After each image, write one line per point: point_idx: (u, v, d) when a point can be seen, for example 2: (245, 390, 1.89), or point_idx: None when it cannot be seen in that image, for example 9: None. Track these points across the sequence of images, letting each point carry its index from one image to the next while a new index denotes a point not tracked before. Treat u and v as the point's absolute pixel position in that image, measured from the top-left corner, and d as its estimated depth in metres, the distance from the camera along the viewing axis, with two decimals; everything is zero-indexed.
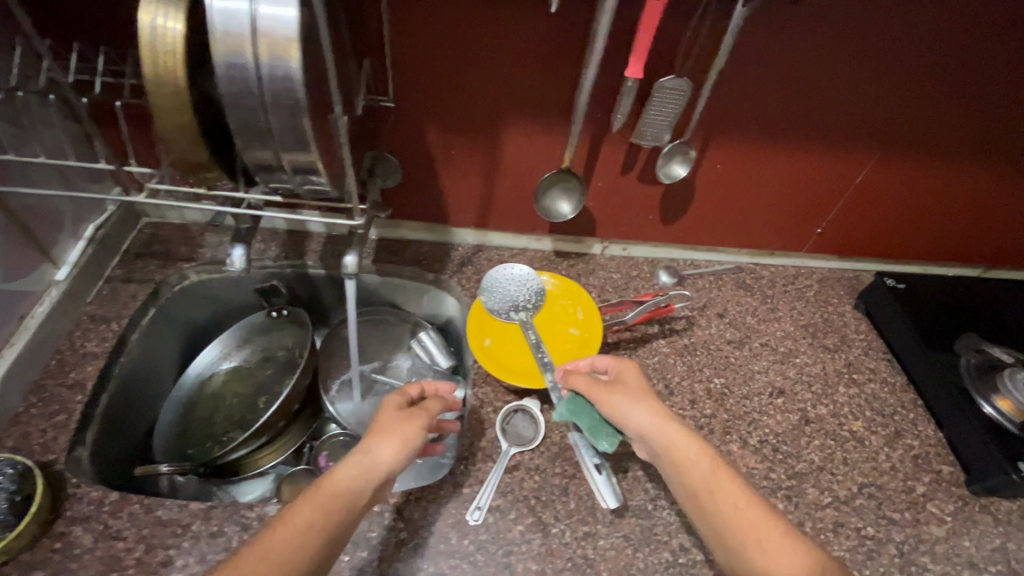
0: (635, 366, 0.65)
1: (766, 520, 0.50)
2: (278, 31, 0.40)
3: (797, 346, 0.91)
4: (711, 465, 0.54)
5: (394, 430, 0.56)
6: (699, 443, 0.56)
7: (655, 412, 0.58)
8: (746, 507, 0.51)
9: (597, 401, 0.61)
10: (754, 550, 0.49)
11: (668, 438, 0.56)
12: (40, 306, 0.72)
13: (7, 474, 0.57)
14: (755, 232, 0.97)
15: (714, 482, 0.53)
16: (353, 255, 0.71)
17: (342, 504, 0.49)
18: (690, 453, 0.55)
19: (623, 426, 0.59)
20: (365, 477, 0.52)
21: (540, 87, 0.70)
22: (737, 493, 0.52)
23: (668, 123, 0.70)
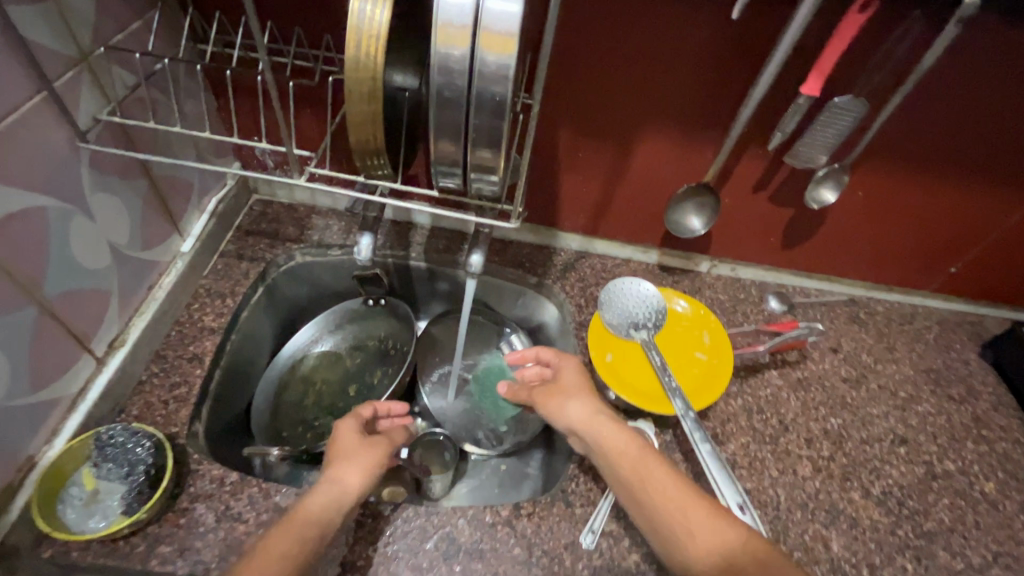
0: (571, 365, 0.70)
1: (687, 495, 0.52)
2: (500, 26, 0.38)
3: (918, 392, 0.83)
4: (639, 449, 0.58)
5: (347, 454, 0.60)
6: (625, 431, 0.60)
7: (587, 407, 0.64)
8: (667, 483, 0.54)
9: (540, 401, 0.68)
10: (681, 530, 0.50)
11: (600, 430, 0.61)
12: (167, 277, 0.71)
13: (144, 446, 0.57)
14: (880, 266, 0.89)
15: (634, 464, 0.56)
16: (479, 254, 0.70)
17: (312, 527, 0.52)
18: (615, 440, 0.59)
19: (562, 422, 0.65)
20: (339, 497, 0.56)
21: (693, 97, 0.66)
22: (660, 474, 0.55)
23: (828, 144, 0.66)
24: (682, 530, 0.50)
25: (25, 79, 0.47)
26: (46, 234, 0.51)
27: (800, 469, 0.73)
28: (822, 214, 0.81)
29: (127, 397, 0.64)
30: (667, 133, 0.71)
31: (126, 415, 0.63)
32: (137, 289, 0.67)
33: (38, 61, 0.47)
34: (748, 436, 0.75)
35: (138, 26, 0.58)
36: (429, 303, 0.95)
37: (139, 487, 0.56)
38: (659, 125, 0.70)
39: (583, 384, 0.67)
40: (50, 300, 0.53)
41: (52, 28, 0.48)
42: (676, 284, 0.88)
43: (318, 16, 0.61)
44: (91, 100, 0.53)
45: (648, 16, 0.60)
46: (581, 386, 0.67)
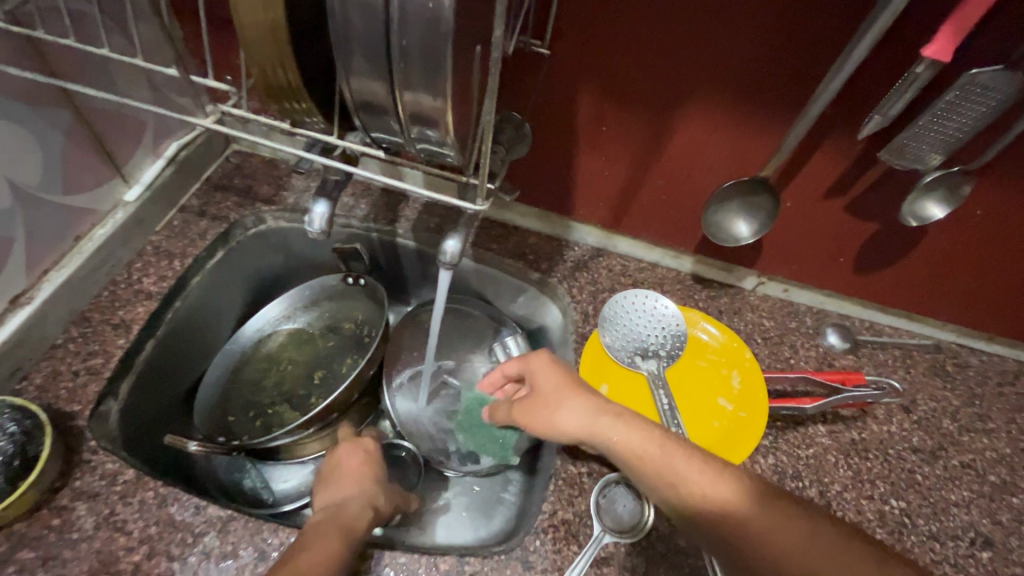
0: (546, 355, 0.54)
1: (723, 484, 0.42)
2: None
3: (1014, 480, 0.64)
4: (659, 440, 0.45)
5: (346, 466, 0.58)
6: (633, 420, 0.47)
7: (584, 405, 0.50)
8: (696, 475, 0.43)
9: (528, 421, 0.53)
10: (732, 527, 0.41)
11: (607, 432, 0.47)
12: (101, 228, 0.61)
13: (9, 432, 0.47)
14: (983, 309, 0.69)
15: (654, 460, 0.44)
16: (456, 239, 0.56)
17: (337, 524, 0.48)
18: (626, 434, 0.46)
19: (561, 437, 0.51)
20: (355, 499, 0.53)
21: (762, 55, 0.49)
22: (689, 466, 0.43)
23: (948, 142, 0.47)
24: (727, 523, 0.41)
25: None
26: None
27: None
28: (917, 235, 0.61)
29: (33, 363, 0.55)
30: (721, 103, 0.54)
31: (27, 384, 0.54)
32: (58, 239, 0.58)
33: None
34: None
35: None
36: (419, 288, 0.82)
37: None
38: (712, 92, 0.53)
39: (568, 381, 0.52)
40: None
41: None
42: (710, 300, 0.70)
43: None
44: None
45: None
46: (567, 381, 0.52)
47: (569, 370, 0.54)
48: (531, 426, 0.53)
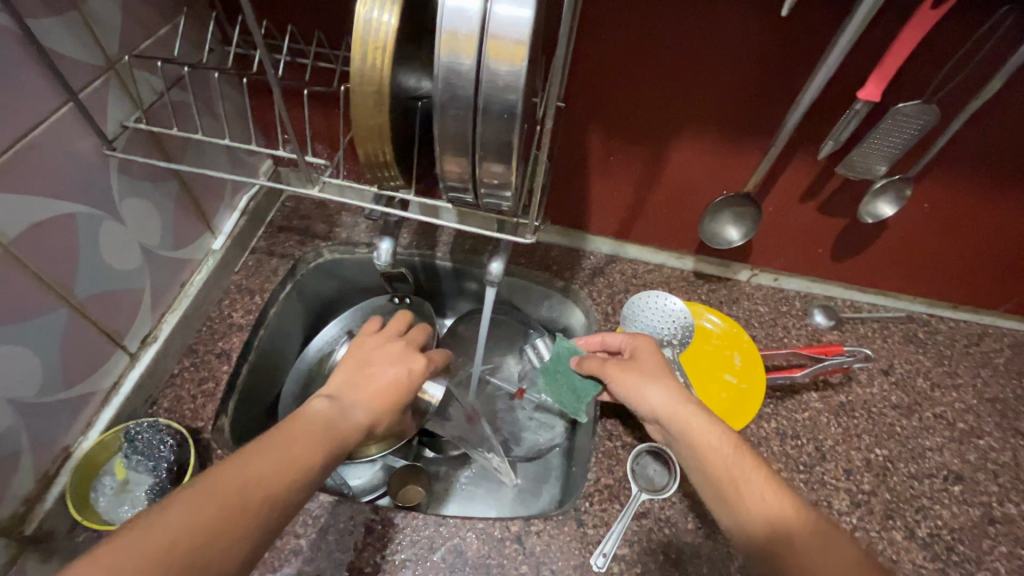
0: (652, 344, 0.64)
1: (777, 490, 0.48)
2: (508, 33, 0.35)
3: (980, 425, 0.75)
4: (732, 444, 0.52)
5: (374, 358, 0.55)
6: (712, 421, 0.54)
7: (671, 393, 0.57)
8: (756, 476, 0.49)
9: (618, 384, 0.61)
10: (767, 520, 0.46)
11: (684, 419, 0.54)
12: (198, 274, 0.73)
13: (166, 444, 0.58)
14: (943, 283, 0.81)
15: (721, 454, 0.51)
16: (499, 261, 0.67)
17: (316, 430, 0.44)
18: (704, 426, 0.53)
19: (639, 408, 0.58)
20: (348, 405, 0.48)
21: (739, 98, 0.60)
22: (752, 471, 0.49)
23: (890, 154, 0.59)
24: (765, 513, 0.46)
25: (49, 88, 0.47)
26: (75, 238, 0.52)
27: (835, 502, 0.67)
28: (879, 228, 0.73)
29: (159, 390, 0.67)
30: (707, 135, 0.65)
31: (158, 407, 0.66)
32: (170, 287, 0.69)
33: (62, 69, 0.47)
34: (780, 463, 0.70)
35: (166, 28, 0.58)
36: (456, 301, 0.94)
37: (163, 483, 0.56)
38: (700, 127, 0.65)
39: (666, 370, 0.60)
40: (83, 301, 0.55)
41: (76, 34, 0.48)
42: (712, 293, 0.82)
43: (342, 14, 0.59)
44: (118, 106, 0.54)
45: (685, 10, 0.54)
46: (663, 370, 0.60)
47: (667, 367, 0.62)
48: (616, 388, 0.61)
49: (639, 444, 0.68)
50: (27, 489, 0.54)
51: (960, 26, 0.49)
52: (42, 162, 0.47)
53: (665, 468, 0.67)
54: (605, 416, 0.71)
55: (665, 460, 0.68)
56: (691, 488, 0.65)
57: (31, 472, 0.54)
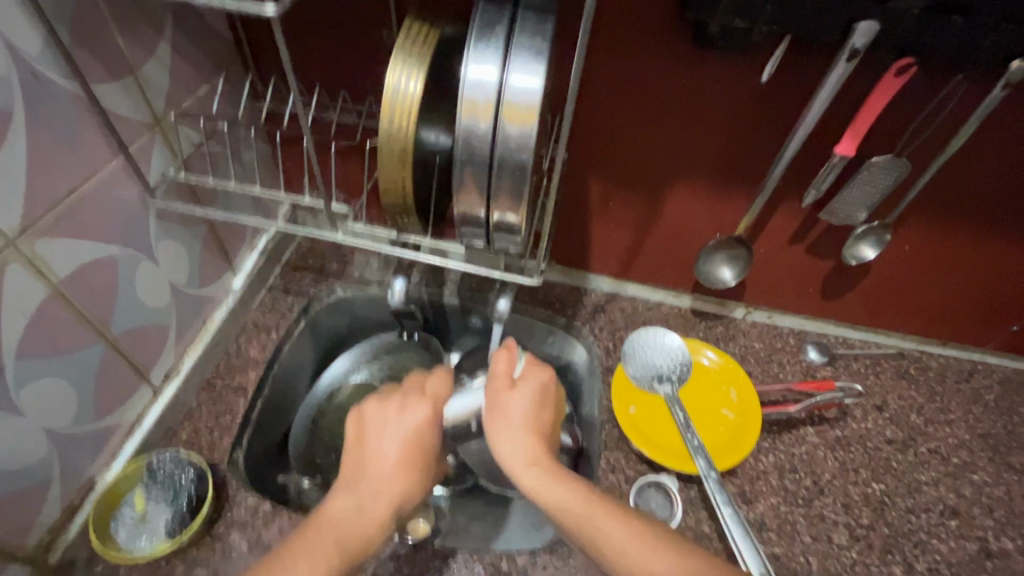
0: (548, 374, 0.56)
1: (636, 542, 0.45)
2: (521, 100, 0.40)
3: (974, 459, 0.77)
4: (582, 496, 0.49)
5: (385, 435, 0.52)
6: (558, 476, 0.49)
7: (523, 445, 0.51)
8: (618, 530, 0.46)
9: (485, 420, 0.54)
10: (623, 564, 0.45)
11: (530, 480, 0.49)
12: (218, 311, 0.77)
13: (188, 475, 0.61)
14: (929, 320, 0.84)
15: (578, 517, 0.47)
16: (506, 299, 0.72)
17: (347, 543, 0.47)
18: (558, 485, 0.49)
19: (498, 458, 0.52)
20: (380, 504, 0.49)
21: (728, 152, 0.66)
22: (610, 522, 0.47)
23: (867, 201, 0.64)
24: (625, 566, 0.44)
25: (105, 145, 0.52)
26: (116, 278, 0.56)
27: (835, 537, 0.69)
28: (865, 268, 0.78)
29: (178, 423, 0.69)
30: (699, 183, 0.70)
31: (176, 440, 0.68)
32: (193, 322, 0.72)
33: (117, 128, 0.53)
34: (779, 497, 0.72)
35: (206, 88, 0.64)
36: (462, 337, 0.96)
37: (183, 512, 0.60)
38: (692, 176, 0.70)
39: (533, 417, 0.53)
40: (116, 337, 0.58)
41: (131, 96, 0.54)
42: (708, 330, 0.86)
43: (365, 74, 0.65)
44: (161, 158, 0.59)
45: (674, 73, 0.60)
46: (524, 417, 0.53)
47: (547, 401, 0.55)
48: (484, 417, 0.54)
49: (641, 477, 0.69)
50: (53, 519, 0.56)
51: (923, 92, 0.54)
52: (94, 210, 0.52)
53: (667, 502, 0.68)
54: (607, 451, 0.73)
55: (667, 494, 0.69)
56: (694, 523, 0.67)
57: (58, 502, 0.56)
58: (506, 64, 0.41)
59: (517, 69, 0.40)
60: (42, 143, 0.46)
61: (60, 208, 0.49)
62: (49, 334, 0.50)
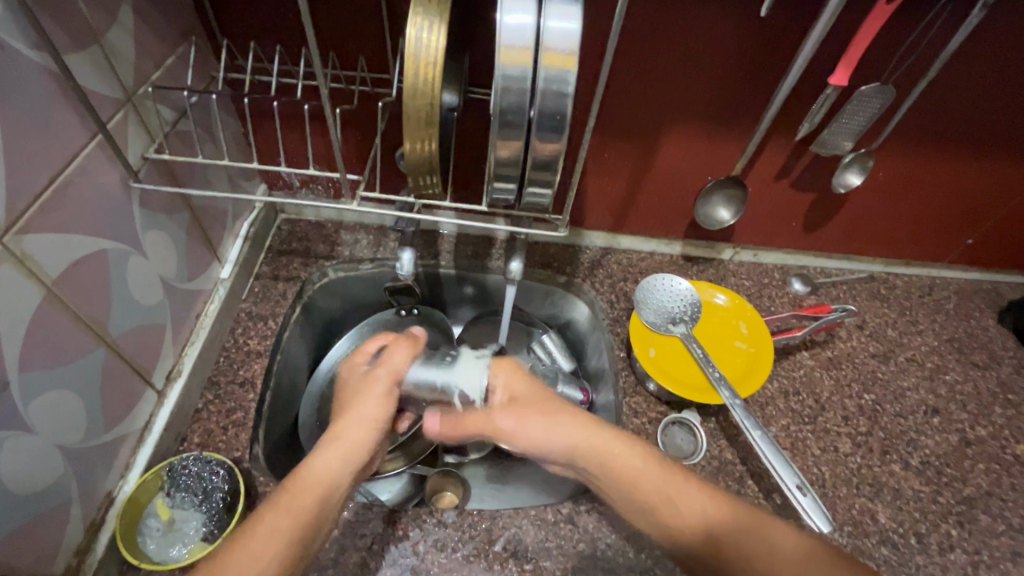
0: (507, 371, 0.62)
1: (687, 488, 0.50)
2: (561, 44, 0.39)
3: (945, 362, 0.85)
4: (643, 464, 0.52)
5: (371, 408, 0.56)
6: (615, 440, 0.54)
7: (573, 435, 0.55)
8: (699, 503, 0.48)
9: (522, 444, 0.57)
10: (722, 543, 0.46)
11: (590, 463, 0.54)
12: (210, 304, 0.71)
13: (219, 475, 0.58)
14: (897, 242, 0.91)
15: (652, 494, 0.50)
16: (519, 260, 0.71)
17: (322, 495, 0.48)
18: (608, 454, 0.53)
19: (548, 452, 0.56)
20: (351, 462, 0.51)
21: (726, 92, 0.67)
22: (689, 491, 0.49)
23: (853, 129, 0.69)
24: (669, 512, 0.49)
25: (81, 124, 0.47)
26: (106, 276, 0.51)
27: (840, 446, 0.75)
28: (843, 198, 0.82)
29: (187, 426, 0.64)
30: (694, 126, 0.71)
31: (189, 444, 0.63)
32: (186, 319, 0.67)
33: (92, 104, 0.47)
34: (787, 418, 0.77)
35: (172, 57, 0.57)
36: (459, 308, 0.94)
37: (218, 513, 0.56)
38: (690, 122, 0.71)
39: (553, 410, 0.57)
40: (116, 340, 0.54)
41: (98, 68, 0.48)
42: (701, 273, 0.89)
43: (348, 31, 0.60)
44: (137, 139, 0.53)
45: (675, 14, 0.60)
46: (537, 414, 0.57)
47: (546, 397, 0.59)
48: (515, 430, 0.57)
49: (663, 417, 0.72)
50: (78, 541, 0.52)
51: (911, 17, 0.58)
52: (77, 200, 0.47)
53: (691, 436, 0.72)
54: (627, 398, 0.75)
55: (690, 428, 0.72)
56: (718, 452, 0.70)
57: (80, 522, 0.52)
58: (542, 7, 0.39)
59: (554, 11, 0.39)
60: (15, 127, 0.41)
61: (41, 199, 0.44)
62: (48, 342, 0.46)
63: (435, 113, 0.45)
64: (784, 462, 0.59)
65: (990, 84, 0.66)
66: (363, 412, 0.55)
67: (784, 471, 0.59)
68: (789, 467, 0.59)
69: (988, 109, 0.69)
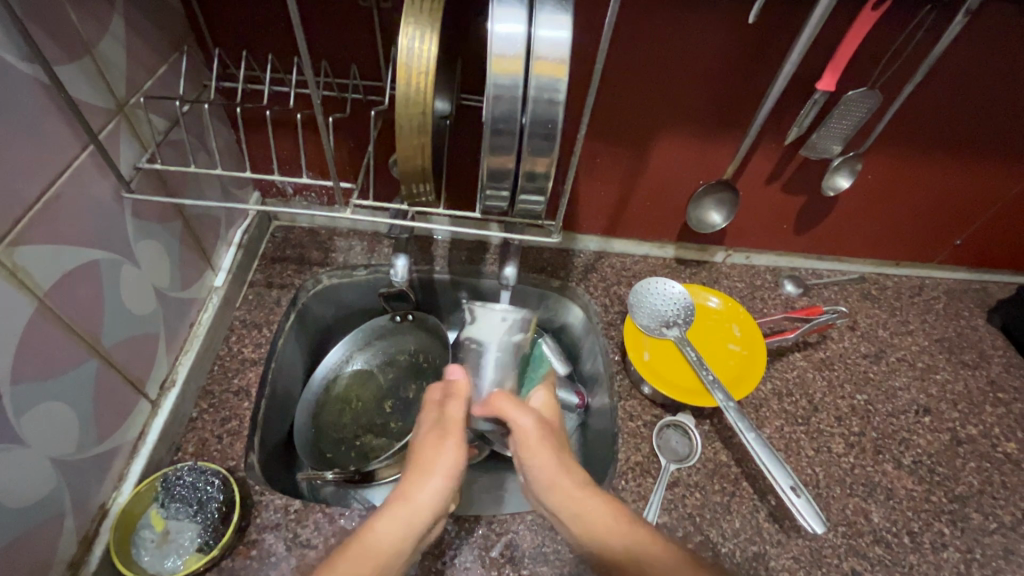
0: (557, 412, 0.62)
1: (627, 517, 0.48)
2: (551, 53, 0.40)
3: (935, 362, 0.86)
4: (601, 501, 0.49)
5: (443, 467, 0.50)
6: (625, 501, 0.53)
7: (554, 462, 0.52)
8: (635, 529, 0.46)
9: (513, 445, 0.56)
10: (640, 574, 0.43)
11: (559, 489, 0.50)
12: (204, 313, 0.71)
13: (214, 484, 0.58)
14: (887, 244, 0.92)
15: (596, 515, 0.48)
16: (512, 266, 0.71)
17: (376, 574, 0.43)
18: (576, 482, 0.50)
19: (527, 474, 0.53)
20: (415, 532, 0.46)
21: (716, 98, 0.68)
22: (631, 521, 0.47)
23: (841, 133, 0.69)
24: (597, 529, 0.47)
25: (72, 135, 0.47)
26: (99, 286, 0.51)
27: (833, 446, 0.76)
28: (833, 200, 0.83)
29: (181, 436, 0.64)
30: (685, 131, 0.72)
31: (183, 453, 0.63)
32: (179, 327, 0.67)
33: (84, 115, 0.47)
34: (781, 419, 0.77)
35: (164, 67, 0.57)
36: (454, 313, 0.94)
37: (213, 524, 0.56)
38: (681, 127, 0.71)
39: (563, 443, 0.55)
40: (109, 350, 0.54)
41: (90, 79, 0.48)
42: (694, 276, 0.90)
43: (340, 40, 0.60)
44: (129, 149, 0.53)
45: (664, 21, 0.60)
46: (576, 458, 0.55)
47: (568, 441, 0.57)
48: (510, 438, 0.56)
49: (659, 420, 0.72)
50: (71, 553, 0.52)
51: (895, 23, 0.59)
52: (69, 210, 0.47)
53: (685, 438, 0.73)
54: (622, 401, 0.75)
55: (685, 431, 0.73)
56: (713, 455, 0.70)
57: (73, 535, 0.52)
58: (532, 17, 0.40)
59: (544, 20, 0.39)
60: (6, 140, 0.41)
61: (33, 211, 0.44)
62: (39, 355, 0.45)
63: (428, 123, 0.45)
64: (779, 464, 0.60)
65: (974, 88, 0.67)
66: (424, 467, 0.50)
67: (779, 473, 0.59)
68: (783, 469, 0.59)
69: (973, 112, 0.70)
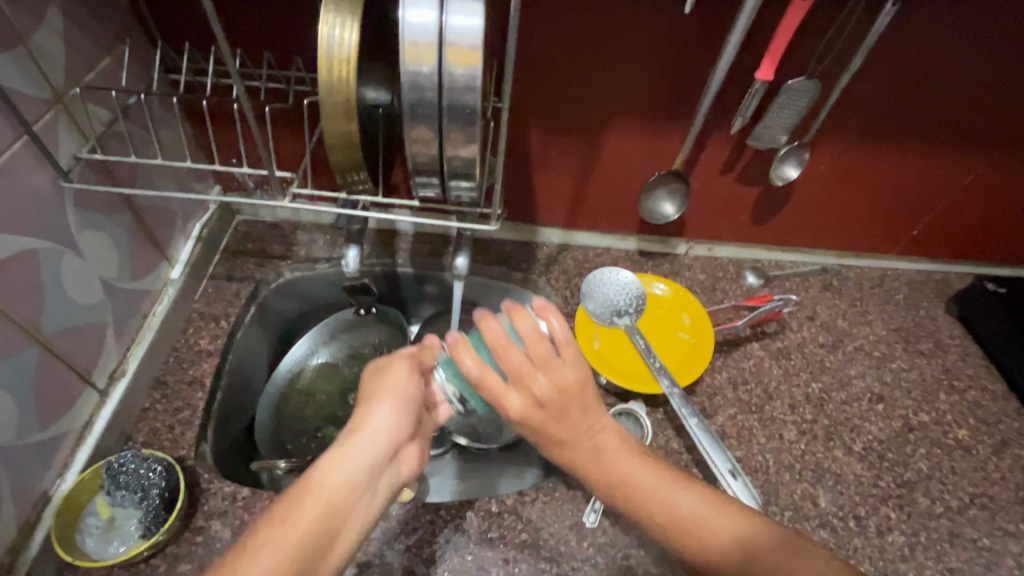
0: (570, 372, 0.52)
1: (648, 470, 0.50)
2: (463, 40, 0.40)
3: (892, 351, 0.87)
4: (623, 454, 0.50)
5: (391, 395, 0.52)
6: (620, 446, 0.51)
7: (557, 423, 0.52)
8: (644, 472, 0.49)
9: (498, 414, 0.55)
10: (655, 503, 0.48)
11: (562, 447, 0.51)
12: (159, 305, 0.71)
13: (155, 471, 0.57)
14: (846, 235, 0.93)
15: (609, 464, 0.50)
16: (464, 256, 0.72)
17: (333, 495, 0.44)
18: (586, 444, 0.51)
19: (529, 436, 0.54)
20: (366, 455, 0.47)
21: (661, 87, 0.68)
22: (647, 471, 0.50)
23: (786, 121, 0.70)
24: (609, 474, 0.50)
25: (4, 124, 0.47)
26: (37, 275, 0.52)
27: (786, 434, 0.76)
28: (788, 191, 0.84)
29: (132, 425, 0.65)
30: (634, 121, 0.73)
31: (133, 443, 0.64)
32: (132, 318, 0.67)
33: (16, 104, 0.48)
34: (735, 408, 0.78)
35: (108, 59, 0.58)
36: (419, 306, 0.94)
37: (156, 509, 0.57)
38: (629, 118, 0.72)
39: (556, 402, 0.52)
40: (51, 338, 0.55)
41: (24, 68, 0.49)
42: (655, 268, 0.90)
43: (285, 30, 0.61)
44: (69, 139, 0.54)
45: (603, 11, 0.61)
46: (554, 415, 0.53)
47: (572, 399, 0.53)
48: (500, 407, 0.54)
49: (611, 408, 0.73)
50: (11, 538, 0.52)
51: (829, 12, 0.60)
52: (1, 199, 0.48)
53: (638, 426, 0.72)
54: None
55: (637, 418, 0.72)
56: (664, 442, 0.71)
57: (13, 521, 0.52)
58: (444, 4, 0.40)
59: (455, 8, 0.40)
60: None
61: None
62: None
63: (353, 111, 0.46)
64: (715, 446, 0.61)
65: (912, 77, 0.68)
66: (376, 399, 0.52)
67: (716, 455, 0.60)
68: (721, 453, 0.60)
69: (914, 101, 0.71)
